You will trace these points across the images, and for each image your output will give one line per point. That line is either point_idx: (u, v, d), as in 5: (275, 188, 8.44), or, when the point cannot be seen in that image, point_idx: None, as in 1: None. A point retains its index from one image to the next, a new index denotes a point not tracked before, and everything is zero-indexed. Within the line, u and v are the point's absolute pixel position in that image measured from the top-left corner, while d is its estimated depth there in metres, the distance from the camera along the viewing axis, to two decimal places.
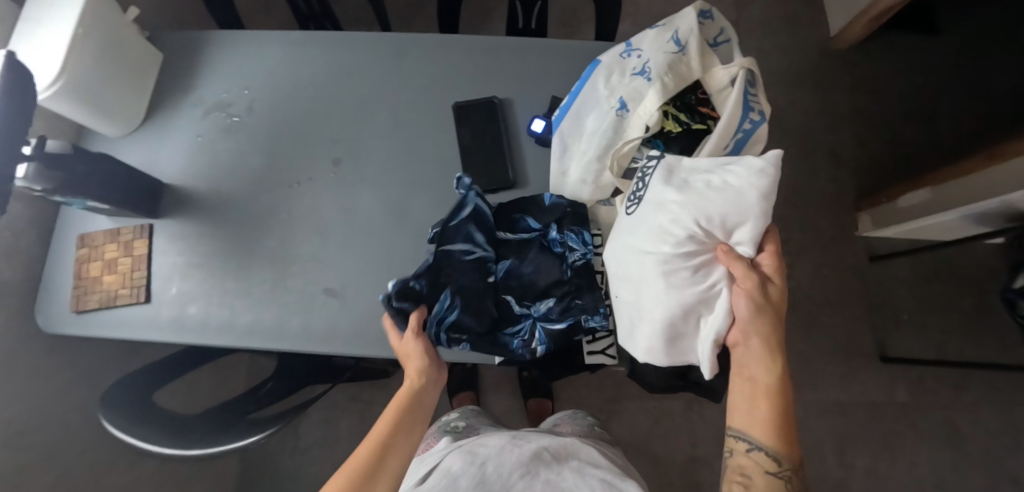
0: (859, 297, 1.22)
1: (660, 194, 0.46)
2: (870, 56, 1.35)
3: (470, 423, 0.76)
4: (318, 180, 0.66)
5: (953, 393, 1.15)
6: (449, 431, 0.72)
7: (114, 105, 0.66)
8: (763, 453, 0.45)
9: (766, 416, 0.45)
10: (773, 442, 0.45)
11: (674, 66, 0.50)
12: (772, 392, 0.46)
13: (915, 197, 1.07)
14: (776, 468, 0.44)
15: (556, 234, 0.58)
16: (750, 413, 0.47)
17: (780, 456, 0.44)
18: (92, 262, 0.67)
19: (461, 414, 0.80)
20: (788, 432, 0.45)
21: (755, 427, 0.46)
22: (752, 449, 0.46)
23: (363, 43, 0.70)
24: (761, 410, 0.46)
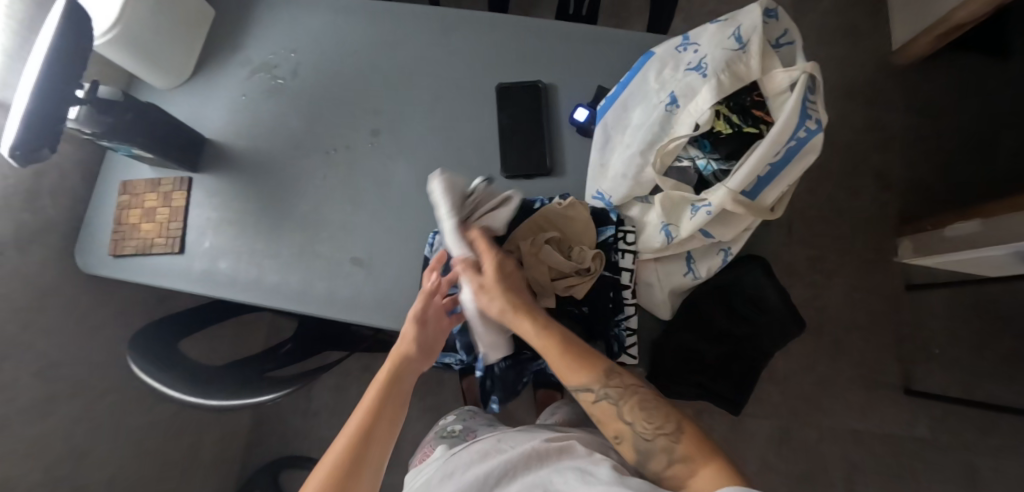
0: (889, 325, 1.18)
1: (450, 215, 0.53)
2: (931, 75, 1.28)
3: (467, 426, 0.74)
4: (355, 149, 0.66)
5: (976, 435, 1.10)
6: (447, 436, 0.70)
7: (164, 57, 0.67)
8: (609, 401, 0.50)
9: (568, 368, 0.51)
10: (581, 376, 0.51)
11: (732, 64, 0.48)
12: (570, 350, 0.52)
13: (963, 228, 1.01)
14: (598, 395, 0.50)
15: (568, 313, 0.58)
16: (565, 373, 0.52)
17: (616, 396, 0.50)
18: (132, 209, 0.68)
19: (460, 416, 0.78)
20: (577, 365, 0.51)
21: (574, 375, 0.51)
22: (600, 400, 0.51)
23: (412, 15, 0.69)
24: (562, 365, 0.52)
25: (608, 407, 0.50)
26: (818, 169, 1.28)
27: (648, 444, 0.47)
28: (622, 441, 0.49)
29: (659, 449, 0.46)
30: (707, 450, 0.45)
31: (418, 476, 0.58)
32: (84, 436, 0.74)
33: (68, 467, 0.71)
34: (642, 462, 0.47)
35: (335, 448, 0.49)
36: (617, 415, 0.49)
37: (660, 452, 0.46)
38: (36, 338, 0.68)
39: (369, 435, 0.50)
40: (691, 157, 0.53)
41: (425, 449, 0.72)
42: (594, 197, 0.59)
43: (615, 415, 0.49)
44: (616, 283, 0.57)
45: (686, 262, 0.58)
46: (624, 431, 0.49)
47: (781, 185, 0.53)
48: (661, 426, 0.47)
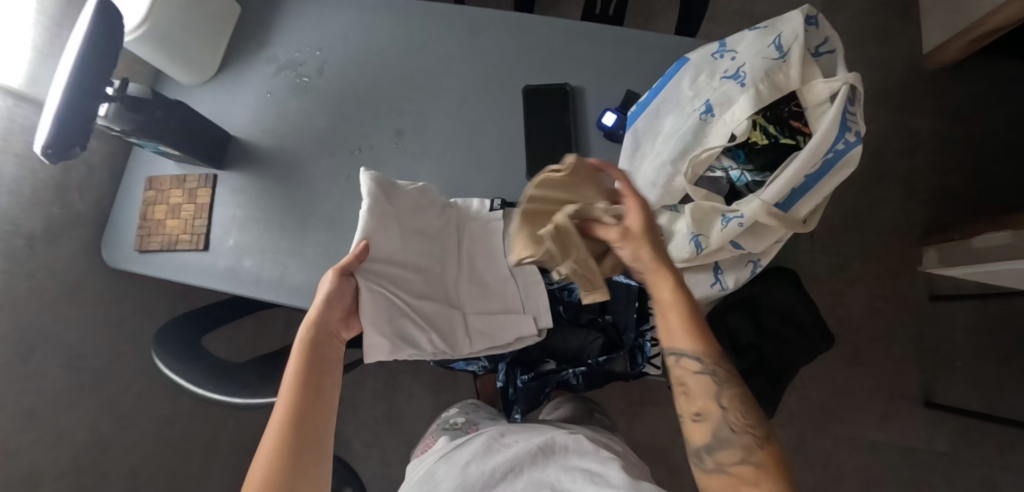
0: (911, 336, 1.15)
1: None
2: (964, 80, 1.25)
3: (470, 419, 0.71)
4: (380, 149, 0.66)
5: (998, 450, 1.08)
6: (448, 428, 0.67)
7: (192, 53, 0.67)
8: (710, 378, 0.45)
9: (680, 327, 0.46)
10: (690, 344, 0.46)
11: (772, 73, 0.47)
12: (692, 315, 0.46)
13: (992, 238, 0.99)
14: (702, 367, 0.45)
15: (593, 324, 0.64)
16: (669, 335, 0.47)
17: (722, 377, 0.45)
18: (157, 205, 0.69)
19: (462, 409, 0.76)
20: (692, 331, 0.45)
21: (679, 340, 0.46)
22: (699, 371, 0.45)
23: (438, 14, 0.68)
24: (674, 321, 0.47)
25: (707, 379, 0.45)
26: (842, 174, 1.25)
27: (731, 436, 0.43)
28: (701, 420, 0.45)
29: (740, 445, 0.42)
30: (780, 470, 0.41)
31: (419, 464, 0.56)
32: (109, 426, 0.76)
33: (94, 457, 0.73)
34: (712, 447, 0.44)
35: (271, 433, 0.42)
36: (712, 392, 0.45)
37: (738, 449, 0.42)
38: (64, 331, 0.69)
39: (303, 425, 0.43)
40: (724, 168, 0.52)
41: (426, 439, 0.69)
42: None
43: (710, 394, 0.45)
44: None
45: (713, 273, 0.57)
46: (709, 410, 0.44)
47: (816, 198, 0.51)
48: (754, 426, 0.43)
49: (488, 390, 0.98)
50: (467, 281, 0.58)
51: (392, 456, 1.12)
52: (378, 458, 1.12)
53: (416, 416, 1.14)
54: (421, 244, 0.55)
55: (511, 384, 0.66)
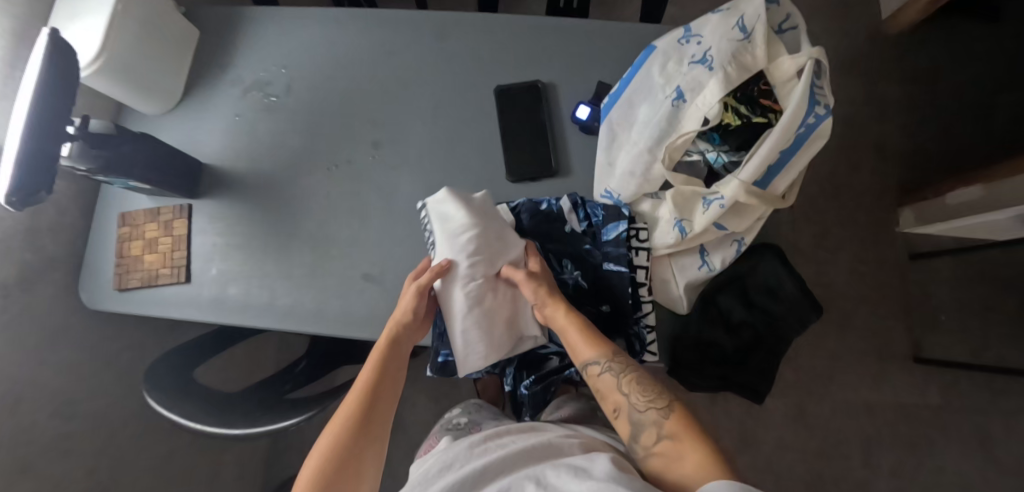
0: (896, 296, 1.19)
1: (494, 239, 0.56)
2: (923, 43, 1.28)
3: (473, 419, 0.71)
4: (356, 163, 0.65)
5: (988, 397, 1.13)
6: (451, 429, 0.67)
7: (154, 82, 0.66)
8: (609, 372, 0.50)
9: (579, 340, 0.52)
10: (591, 351, 0.51)
11: (739, 54, 0.47)
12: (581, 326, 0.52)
13: (966, 194, 1.02)
14: (602, 367, 0.50)
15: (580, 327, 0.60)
16: (578, 351, 0.52)
17: (610, 360, 0.50)
18: (133, 241, 0.67)
19: (465, 408, 0.76)
20: (586, 339, 0.52)
21: (582, 353, 0.51)
22: (601, 371, 0.50)
23: (401, 20, 0.67)
24: (574, 338, 0.52)
25: (610, 377, 0.50)
26: None
27: (641, 415, 0.47)
28: (619, 415, 0.49)
29: (650, 421, 0.46)
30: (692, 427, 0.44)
31: (421, 465, 0.55)
32: (108, 471, 0.74)
33: None
34: (634, 435, 0.46)
35: (328, 435, 0.48)
36: (618, 389, 0.49)
37: (650, 425, 0.45)
38: (51, 378, 0.67)
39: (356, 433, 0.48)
40: (700, 151, 0.53)
41: (429, 439, 0.68)
42: (602, 195, 0.58)
43: (615, 388, 0.49)
44: (633, 281, 0.56)
45: (700, 255, 0.57)
46: (620, 403, 0.48)
47: (790, 174, 0.52)
48: (654, 400, 0.47)
49: (490, 391, 0.99)
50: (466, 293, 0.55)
51: (398, 468, 1.11)
52: (386, 472, 1.11)
53: (418, 425, 1.13)
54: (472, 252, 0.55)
55: (517, 388, 0.67)
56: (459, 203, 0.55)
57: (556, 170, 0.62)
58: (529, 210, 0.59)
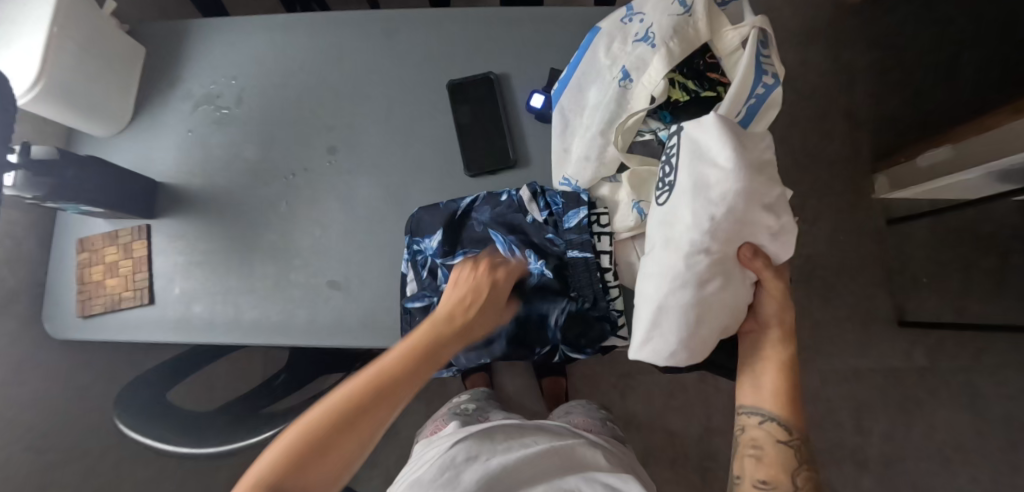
0: (875, 262, 1.21)
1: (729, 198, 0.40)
2: (886, 9, 1.29)
3: (481, 406, 0.73)
4: (314, 170, 0.64)
5: (971, 355, 1.16)
6: (459, 414, 0.68)
7: (98, 102, 0.64)
8: (780, 438, 0.47)
9: (776, 390, 0.49)
10: (777, 409, 0.48)
11: (681, 29, 0.47)
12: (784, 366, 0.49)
13: (936, 155, 1.05)
14: (786, 438, 0.47)
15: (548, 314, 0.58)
16: (760, 396, 0.49)
17: (793, 428, 0.47)
18: (93, 266, 0.66)
19: (473, 396, 0.78)
20: (788, 400, 0.48)
21: (765, 401, 0.49)
22: (766, 423, 0.48)
23: (349, 21, 0.66)
24: (771, 384, 0.49)
25: (787, 450, 0.46)
26: (787, 117, 1.27)
27: None
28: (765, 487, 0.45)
29: None
30: None
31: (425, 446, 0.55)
32: None
33: None
34: None
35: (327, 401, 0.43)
36: (791, 469, 0.45)
37: None
38: (23, 413, 0.66)
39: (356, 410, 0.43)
40: (652, 130, 0.52)
41: (436, 421, 0.69)
42: (560, 183, 0.57)
43: (788, 468, 0.45)
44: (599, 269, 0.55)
45: None
46: (781, 482, 0.44)
47: None
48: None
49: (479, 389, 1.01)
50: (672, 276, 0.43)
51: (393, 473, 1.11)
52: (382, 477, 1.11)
53: (411, 428, 1.13)
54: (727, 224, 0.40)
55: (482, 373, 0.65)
56: (727, 140, 0.39)
57: (515, 161, 0.61)
58: (490, 205, 0.58)
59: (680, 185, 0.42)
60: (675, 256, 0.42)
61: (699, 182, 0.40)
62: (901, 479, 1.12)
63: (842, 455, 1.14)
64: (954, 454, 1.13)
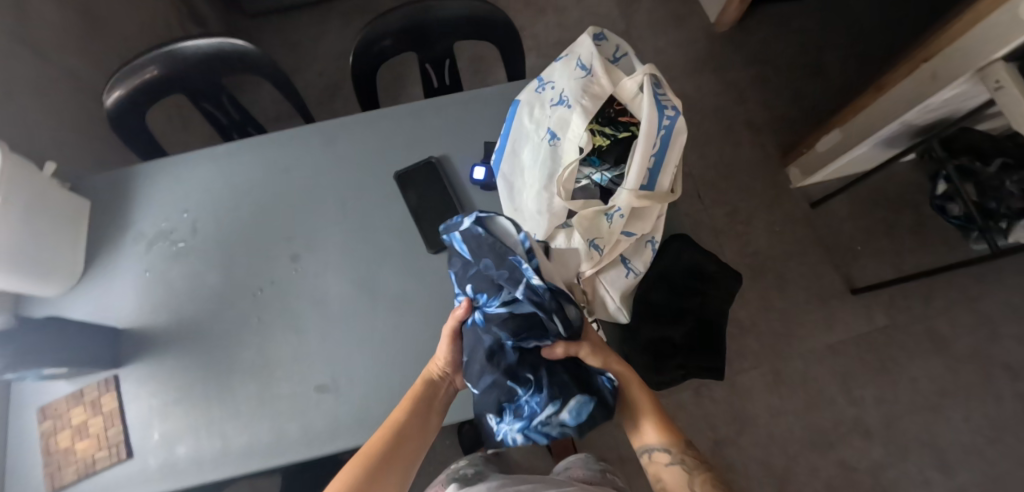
0: (813, 243, 1.34)
1: None
2: (750, 32, 1.51)
3: (480, 469, 0.71)
4: (282, 281, 0.65)
5: (922, 303, 1.27)
6: (457, 479, 0.67)
7: (47, 264, 0.63)
8: (680, 465, 0.49)
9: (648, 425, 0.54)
10: (657, 438, 0.52)
11: (588, 87, 0.55)
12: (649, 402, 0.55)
13: (829, 140, 1.24)
14: (671, 457, 0.50)
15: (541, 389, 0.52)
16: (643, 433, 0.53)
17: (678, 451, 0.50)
18: (59, 433, 0.62)
19: (471, 461, 0.75)
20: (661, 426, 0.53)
21: (646, 437, 0.53)
22: (670, 461, 0.50)
23: (293, 138, 0.72)
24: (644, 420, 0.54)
25: (676, 468, 0.49)
26: (700, 136, 1.43)
27: None
28: None
29: None
30: None
31: None
32: None
33: None
34: None
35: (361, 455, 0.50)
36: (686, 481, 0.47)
37: None
38: None
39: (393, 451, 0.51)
40: (587, 175, 0.58)
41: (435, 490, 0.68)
42: None
43: (685, 484, 0.47)
44: None
45: (623, 264, 0.61)
46: None
47: (669, 171, 0.57)
48: None
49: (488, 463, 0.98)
50: None
51: None
52: None
53: None
54: None
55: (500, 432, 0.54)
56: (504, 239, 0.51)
57: None
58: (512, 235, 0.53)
59: None
60: None
61: None
62: (907, 437, 1.17)
63: (847, 429, 1.18)
64: (943, 399, 1.19)
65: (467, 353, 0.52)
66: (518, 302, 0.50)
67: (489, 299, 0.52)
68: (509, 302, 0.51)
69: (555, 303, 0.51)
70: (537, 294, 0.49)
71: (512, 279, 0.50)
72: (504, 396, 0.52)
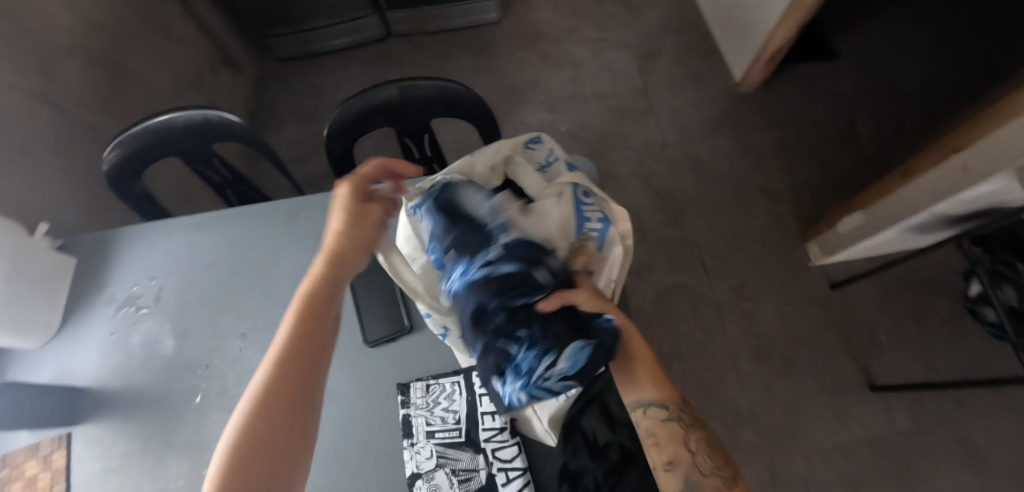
0: (830, 328, 1.22)
1: (467, 404, 0.59)
2: (776, 94, 1.43)
3: None
4: (226, 358, 0.67)
5: (954, 408, 1.12)
6: None
7: (25, 322, 0.68)
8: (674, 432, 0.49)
9: None
10: None
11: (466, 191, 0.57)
12: None
13: (851, 222, 1.12)
14: (669, 414, 0.43)
15: (523, 349, 0.46)
16: None
17: None
18: (13, 483, 0.65)
19: None
20: None
21: (640, 389, 0.44)
22: None
23: (259, 214, 0.74)
24: None
25: (676, 427, 0.42)
26: (711, 202, 1.35)
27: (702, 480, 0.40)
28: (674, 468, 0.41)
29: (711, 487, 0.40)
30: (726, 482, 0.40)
31: None
32: None
33: None
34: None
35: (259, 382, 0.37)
36: (682, 438, 0.42)
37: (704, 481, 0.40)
38: None
39: (293, 362, 0.38)
40: None
41: None
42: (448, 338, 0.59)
43: (678, 439, 0.42)
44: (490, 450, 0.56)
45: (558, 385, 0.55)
46: (681, 456, 0.42)
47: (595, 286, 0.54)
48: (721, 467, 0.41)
49: None
50: (453, 463, 0.56)
51: None
52: None
53: None
54: (448, 413, 0.59)
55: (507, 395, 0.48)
56: (473, 194, 0.54)
57: (408, 323, 0.65)
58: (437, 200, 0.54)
59: (432, 410, 0.59)
60: (457, 449, 0.56)
61: (441, 406, 0.59)
62: None
63: None
64: None
65: (461, 323, 0.51)
66: (498, 257, 0.49)
67: (472, 260, 0.50)
68: (489, 260, 0.49)
69: (532, 255, 0.48)
70: (517, 247, 0.49)
71: (478, 239, 0.51)
72: (502, 358, 0.47)
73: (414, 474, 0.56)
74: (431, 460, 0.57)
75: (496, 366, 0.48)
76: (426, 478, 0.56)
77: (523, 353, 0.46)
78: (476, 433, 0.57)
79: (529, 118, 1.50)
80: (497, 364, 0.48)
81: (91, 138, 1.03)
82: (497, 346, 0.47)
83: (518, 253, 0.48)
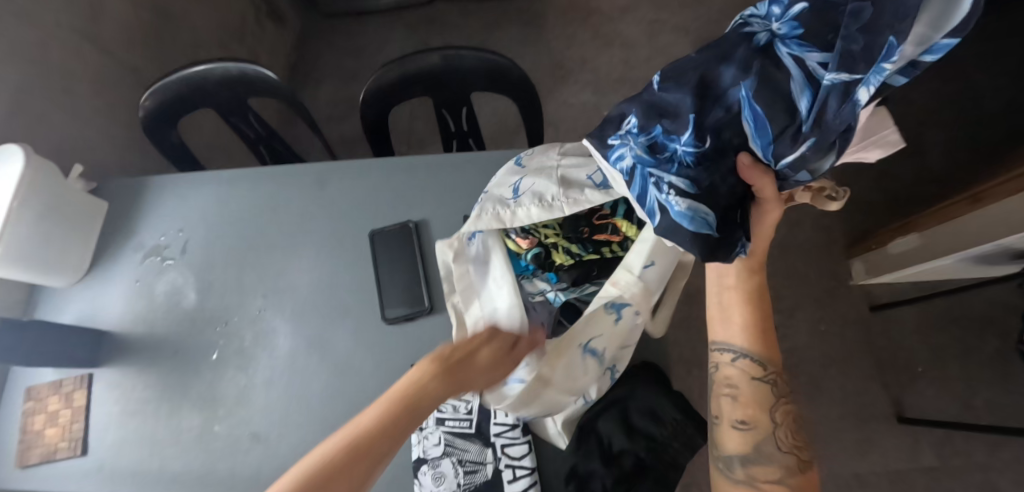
0: (863, 353, 1.15)
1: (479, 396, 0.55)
2: None
3: None
4: (244, 318, 0.66)
5: (987, 451, 1.06)
6: None
7: (54, 261, 0.69)
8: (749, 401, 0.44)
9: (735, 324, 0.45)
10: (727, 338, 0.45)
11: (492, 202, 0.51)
12: (751, 296, 0.44)
13: (905, 244, 1.02)
14: (763, 375, 0.43)
15: (687, 154, 0.33)
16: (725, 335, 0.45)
17: (765, 364, 0.43)
18: (37, 415, 0.67)
19: None
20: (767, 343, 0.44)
21: (736, 337, 0.44)
22: (736, 358, 0.44)
23: (286, 174, 0.72)
24: (737, 315, 0.44)
25: (765, 388, 0.43)
26: None
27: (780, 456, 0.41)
28: (745, 428, 0.42)
29: (784, 466, 0.40)
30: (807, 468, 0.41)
31: None
32: None
33: None
34: (752, 463, 0.41)
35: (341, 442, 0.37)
36: (769, 406, 0.43)
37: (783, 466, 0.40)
38: None
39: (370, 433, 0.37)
40: (541, 291, 0.53)
41: None
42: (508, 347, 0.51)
43: (765, 405, 0.43)
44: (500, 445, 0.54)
45: None
46: (760, 421, 0.42)
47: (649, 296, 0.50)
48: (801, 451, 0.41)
49: None
50: (459, 453, 0.54)
51: None
52: None
53: None
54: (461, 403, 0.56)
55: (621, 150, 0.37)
56: None
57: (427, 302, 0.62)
58: None
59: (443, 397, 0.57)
60: (465, 439, 0.54)
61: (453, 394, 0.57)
62: None
63: None
64: None
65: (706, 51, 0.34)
66: (808, 83, 0.28)
67: (796, 35, 0.29)
68: (809, 67, 0.28)
69: (821, 123, 0.28)
70: (838, 104, 0.27)
71: (856, 48, 0.25)
72: (673, 116, 0.34)
73: (419, 458, 0.55)
74: (439, 446, 0.55)
75: (655, 129, 0.34)
76: (431, 464, 0.54)
77: (680, 151, 0.33)
78: (487, 425, 0.55)
79: (571, 99, 1.44)
80: (658, 114, 0.34)
81: (134, 82, 1.04)
82: (675, 112, 0.34)
83: (822, 130, 0.28)
